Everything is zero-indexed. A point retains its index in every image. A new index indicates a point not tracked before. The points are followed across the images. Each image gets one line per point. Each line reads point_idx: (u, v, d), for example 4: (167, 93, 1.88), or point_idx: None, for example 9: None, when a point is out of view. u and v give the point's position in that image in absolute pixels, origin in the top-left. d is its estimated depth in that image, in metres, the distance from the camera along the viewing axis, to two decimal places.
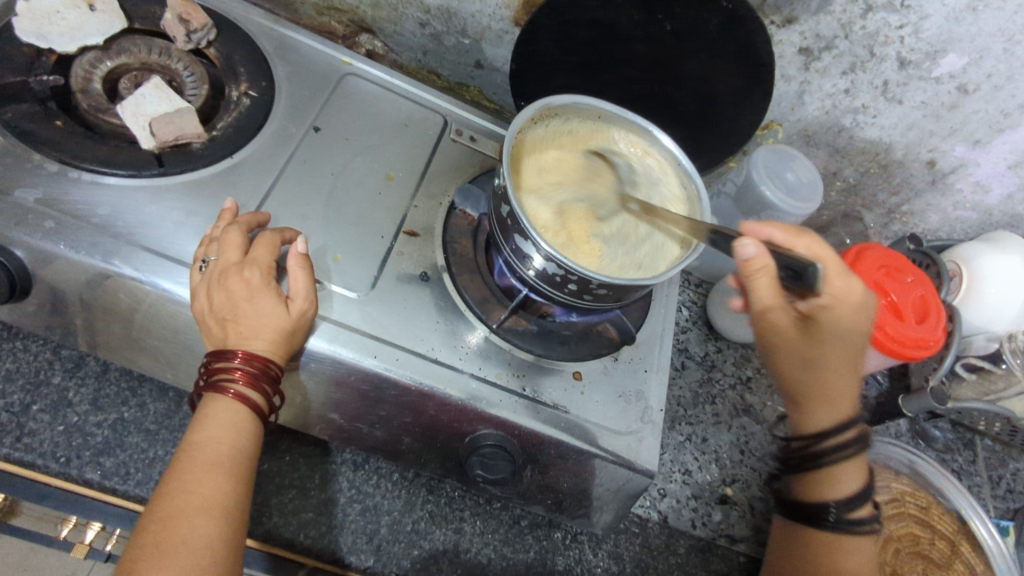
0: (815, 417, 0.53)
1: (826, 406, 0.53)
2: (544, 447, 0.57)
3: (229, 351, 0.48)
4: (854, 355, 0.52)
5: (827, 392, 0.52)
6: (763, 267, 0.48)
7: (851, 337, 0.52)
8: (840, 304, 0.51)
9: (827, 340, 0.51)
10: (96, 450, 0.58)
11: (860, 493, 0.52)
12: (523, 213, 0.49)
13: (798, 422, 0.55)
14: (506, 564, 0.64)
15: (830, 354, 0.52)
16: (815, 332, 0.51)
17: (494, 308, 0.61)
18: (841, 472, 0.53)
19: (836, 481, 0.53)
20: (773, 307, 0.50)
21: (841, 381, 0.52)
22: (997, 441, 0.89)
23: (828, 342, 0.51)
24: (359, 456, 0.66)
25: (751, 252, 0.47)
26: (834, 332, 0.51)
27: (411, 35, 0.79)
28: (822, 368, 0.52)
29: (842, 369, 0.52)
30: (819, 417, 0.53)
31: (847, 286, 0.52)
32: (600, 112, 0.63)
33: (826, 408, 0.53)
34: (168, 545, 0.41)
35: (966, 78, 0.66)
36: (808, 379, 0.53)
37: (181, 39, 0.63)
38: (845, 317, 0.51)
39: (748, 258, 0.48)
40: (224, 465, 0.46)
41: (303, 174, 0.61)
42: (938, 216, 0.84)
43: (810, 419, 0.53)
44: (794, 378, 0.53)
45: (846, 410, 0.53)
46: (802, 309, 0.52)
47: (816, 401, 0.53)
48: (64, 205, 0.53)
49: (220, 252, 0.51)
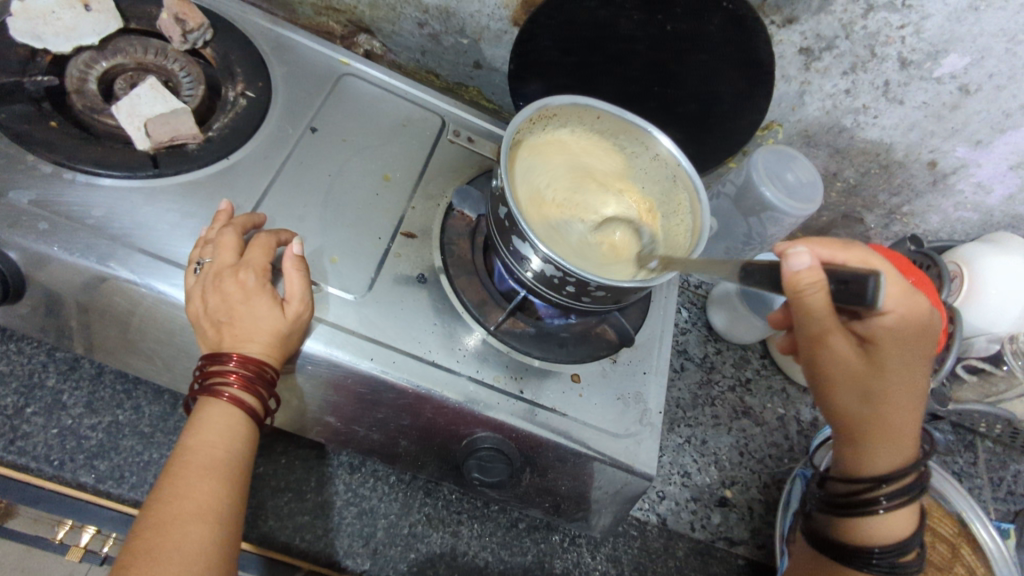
0: (874, 452, 0.51)
1: (883, 439, 0.50)
2: (542, 450, 0.56)
3: (224, 354, 0.48)
4: (911, 381, 0.49)
5: (884, 424, 0.50)
6: (815, 283, 0.42)
7: (913, 363, 0.48)
8: (903, 330, 0.47)
9: (888, 368, 0.48)
10: (91, 453, 0.58)
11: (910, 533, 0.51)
12: (520, 215, 0.48)
13: (853, 457, 0.52)
14: (503, 568, 0.63)
15: (891, 382, 0.48)
16: (876, 360, 0.48)
17: (491, 310, 0.60)
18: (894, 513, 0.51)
19: (887, 522, 0.51)
20: (833, 336, 0.46)
21: (901, 412, 0.50)
22: (998, 443, 0.89)
23: (889, 370, 0.48)
24: (355, 459, 0.65)
25: (803, 264, 0.42)
26: (897, 360, 0.48)
27: (409, 35, 0.78)
28: (884, 398, 0.49)
29: (904, 399, 0.49)
30: (878, 451, 0.51)
31: (912, 303, 0.47)
32: (600, 114, 0.62)
33: (883, 442, 0.50)
34: (162, 551, 0.41)
35: (967, 78, 0.65)
36: (867, 410, 0.50)
37: (177, 39, 0.63)
38: (911, 342, 0.47)
39: (797, 272, 0.42)
40: (219, 469, 0.46)
41: (300, 176, 0.61)
42: (939, 217, 0.84)
43: (868, 454, 0.51)
44: (853, 409, 0.50)
45: (905, 444, 0.51)
46: (861, 333, 0.48)
47: (874, 435, 0.50)
48: (58, 206, 0.52)
49: (215, 254, 0.51)
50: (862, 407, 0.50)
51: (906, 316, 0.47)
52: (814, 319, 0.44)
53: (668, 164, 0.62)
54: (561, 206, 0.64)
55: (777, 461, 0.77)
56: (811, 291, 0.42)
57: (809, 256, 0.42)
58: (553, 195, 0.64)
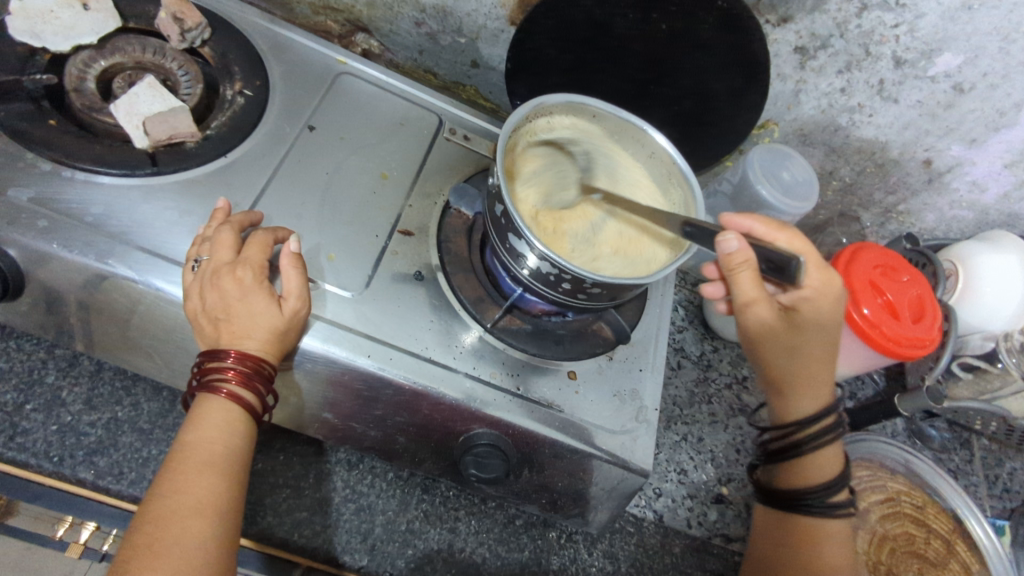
0: (793, 402, 0.60)
1: (802, 390, 0.59)
2: (539, 447, 0.57)
3: (222, 351, 0.48)
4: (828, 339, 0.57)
5: (805, 377, 0.58)
6: (744, 260, 0.48)
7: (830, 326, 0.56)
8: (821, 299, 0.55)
9: (811, 329, 0.56)
10: (90, 449, 0.58)
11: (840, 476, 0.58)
12: (516, 213, 0.48)
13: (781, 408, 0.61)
14: (500, 564, 0.64)
15: (812, 342, 0.57)
16: (799, 325, 0.56)
17: (488, 307, 0.60)
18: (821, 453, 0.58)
19: (817, 465, 0.59)
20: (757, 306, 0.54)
21: (819, 366, 0.58)
22: (994, 441, 0.89)
23: (807, 333, 0.56)
24: (353, 456, 0.66)
25: (734, 246, 0.47)
26: (813, 325, 0.56)
27: (407, 34, 0.79)
28: (804, 355, 0.57)
29: (822, 354, 0.57)
30: (797, 400, 0.59)
31: (830, 278, 0.55)
32: (595, 111, 0.63)
33: (804, 391, 0.59)
34: (160, 546, 0.41)
35: (961, 77, 0.66)
36: (790, 365, 0.58)
37: (175, 38, 0.63)
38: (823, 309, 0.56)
39: (728, 253, 0.48)
40: (217, 465, 0.46)
41: (297, 174, 0.61)
42: (934, 215, 0.84)
43: (789, 404, 0.60)
44: (777, 365, 0.59)
45: (822, 391, 0.59)
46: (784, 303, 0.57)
47: (792, 387, 0.59)
48: (57, 204, 0.53)
49: (213, 252, 0.51)
50: (783, 364, 0.58)
51: (818, 287, 0.55)
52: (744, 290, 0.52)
53: (664, 162, 0.63)
54: (633, 222, 0.64)
55: None
56: (741, 268, 0.49)
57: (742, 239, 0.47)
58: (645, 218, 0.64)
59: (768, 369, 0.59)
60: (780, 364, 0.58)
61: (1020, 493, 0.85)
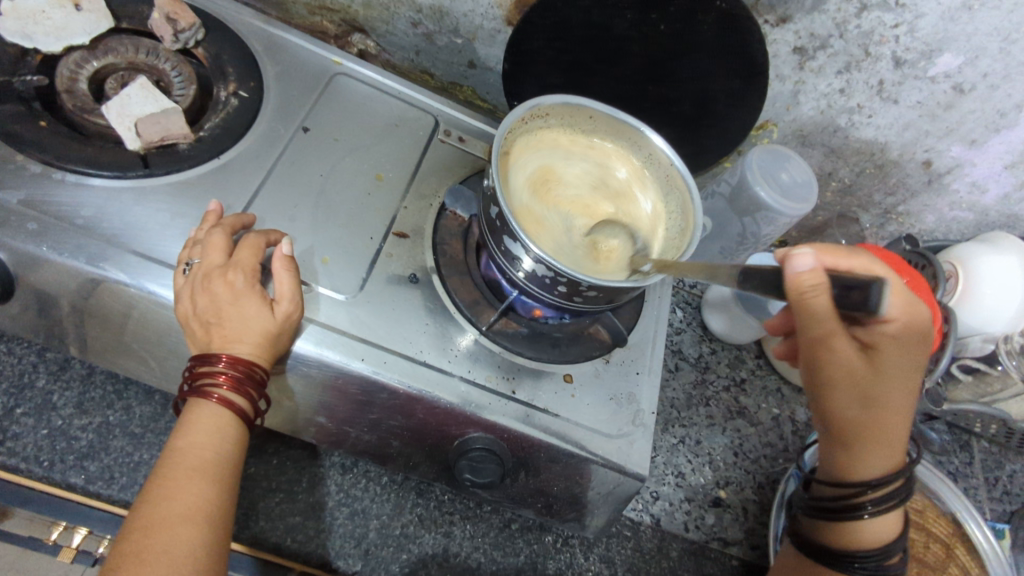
0: (859, 456, 0.50)
1: (872, 442, 0.49)
2: (535, 451, 0.56)
3: (213, 356, 0.48)
4: (905, 380, 0.46)
5: (878, 428, 0.48)
6: (819, 286, 0.40)
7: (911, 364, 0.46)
8: (906, 332, 0.45)
9: (891, 368, 0.46)
10: (81, 454, 0.58)
11: (892, 543, 0.51)
12: (511, 215, 0.48)
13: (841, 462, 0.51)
14: (496, 569, 0.63)
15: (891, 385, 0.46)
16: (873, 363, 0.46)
17: (484, 310, 0.60)
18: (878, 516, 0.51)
19: (868, 529, 0.52)
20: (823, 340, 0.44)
21: (895, 419, 0.48)
22: (994, 443, 0.88)
23: (888, 375, 0.46)
24: (347, 459, 0.65)
25: (806, 267, 0.40)
26: (891, 367, 0.46)
27: (403, 34, 0.78)
28: (879, 401, 0.47)
29: (898, 397, 0.47)
30: (863, 454, 0.50)
31: (913, 305, 0.44)
32: (591, 112, 0.62)
33: (873, 445, 0.49)
34: (149, 554, 0.40)
35: (961, 78, 0.65)
36: (862, 412, 0.48)
37: (167, 39, 0.62)
38: (905, 343, 0.45)
39: (799, 275, 0.41)
40: (207, 471, 0.45)
41: (292, 175, 0.61)
42: (934, 217, 0.84)
43: (859, 460, 0.50)
44: (846, 413, 0.48)
45: (895, 448, 0.50)
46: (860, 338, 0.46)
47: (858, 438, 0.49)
48: (47, 206, 0.52)
49: (204, 255, 0.51)
50: (851, 412, 0.48)
51: (903, 317, 0.45)
52: (816, 324, 0.42)
53: (661, 163, 0.62)
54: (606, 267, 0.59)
55: (771, 461, 0.77)
56: (817, 295, 0.40)
57: (814, 261, 0.41)
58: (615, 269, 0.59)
59: (834, 420, 0.49)
60: (850, 410, 0.48)
61: (1020, 496, 0.84)
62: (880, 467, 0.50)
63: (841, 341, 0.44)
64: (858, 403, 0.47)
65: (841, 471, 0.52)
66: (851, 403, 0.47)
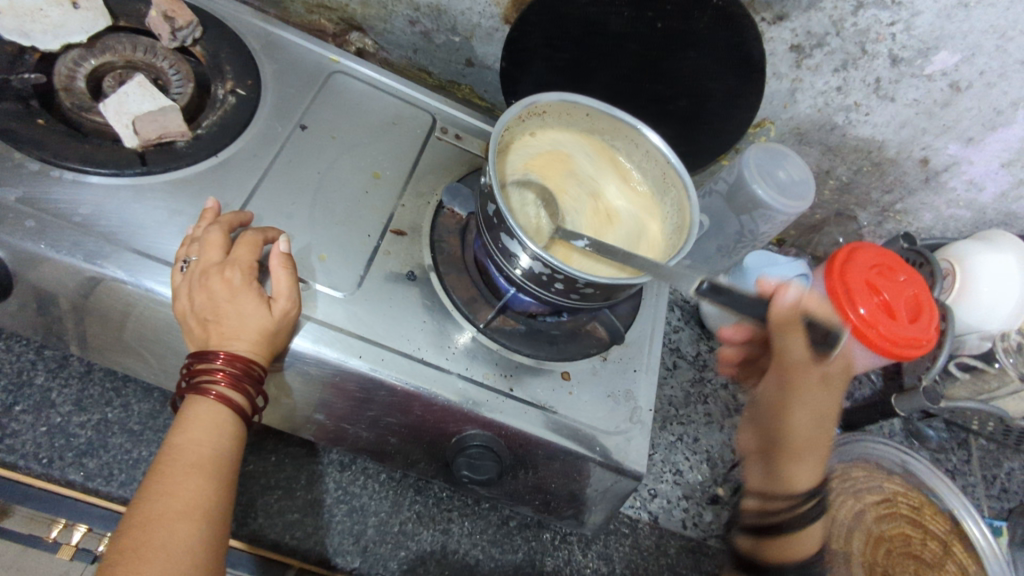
0: (793, 468, 0.54)
1: (813, 456, 0.54)
2: (532, 449, 0.56)
3: (211, 353, 0.48)
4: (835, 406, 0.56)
5: (818, 444, 0.54)
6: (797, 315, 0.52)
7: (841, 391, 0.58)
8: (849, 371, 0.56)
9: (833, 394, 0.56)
10: (80, 451, 0.58)
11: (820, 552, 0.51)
12: (508, 213, 0.48)
13: (787, 477, 0.53)
14: (494, 566, 0.63)
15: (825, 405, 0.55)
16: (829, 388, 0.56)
17: (481, 307, 0.60)
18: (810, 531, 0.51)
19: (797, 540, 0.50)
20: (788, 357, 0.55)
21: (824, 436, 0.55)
22: (991, 441, 0.89)
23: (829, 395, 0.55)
24: (346, 457, 0.65)
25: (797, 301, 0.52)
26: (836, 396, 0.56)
27: (401, 33, 0.78)
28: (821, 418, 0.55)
29: (831, 419, 0.55)
30: (796, 466, 0.54)
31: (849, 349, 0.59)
32: (588, 111, 0.62)
33: (806, 458, 0.54)
34: (147, 550, 0.41)
35: (958, 75, 0.65)
36: (811, 426, 0.54)
37: (165, 37, 0.63)
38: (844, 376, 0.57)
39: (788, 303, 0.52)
40: (205, 468, 0.46)
41: (289, 173, 0.61)
42: (932, 214, 0.84)
43: (798, 472, 0.53)
44: (794, 424, 0.55)
45: (819, 465, 0.54)
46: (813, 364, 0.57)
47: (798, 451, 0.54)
48: (45, 204, 0.52)
49: (201, 253, 0.51)
50: (801, 426, 0.54)
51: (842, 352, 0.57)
52: (793, 348, 0.53)
53: (657, 161, 0.62)
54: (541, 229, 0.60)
55: None
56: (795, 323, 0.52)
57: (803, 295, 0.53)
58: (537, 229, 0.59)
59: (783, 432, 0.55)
60: (800, 424, 0.54)
61: (1017, 493, 0.85)
62: (811, 479, 0.53)
63: (811, 367, 0.54)
64: (810, 418, 0.54)
65: (775, 484, 0.54)
66: (803, 417, 0.54)
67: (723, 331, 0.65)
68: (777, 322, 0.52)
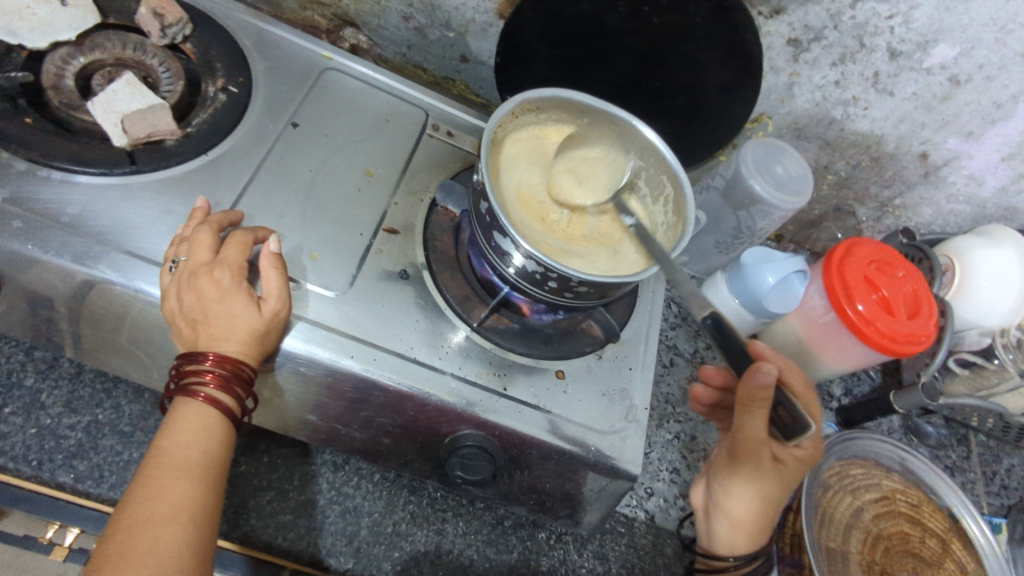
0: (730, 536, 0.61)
1: (753, 529, 0.61)
2: (526, 448, 0.56)
3: (200, 354, 0.48)
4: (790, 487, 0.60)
5: (760, 516, 0.60)
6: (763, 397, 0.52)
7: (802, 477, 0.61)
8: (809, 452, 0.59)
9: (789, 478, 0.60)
10: (70, 453, 0.58)
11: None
12: (501, 211, 0.48)
13: (725, 540, 0.62)
14: (489, 566, 0.63)
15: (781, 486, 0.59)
16: (785, 473, 0.59)
17: (475, 306, 0.60)
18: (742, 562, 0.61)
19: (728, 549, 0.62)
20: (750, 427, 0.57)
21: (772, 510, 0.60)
22: (991, 437, 0.88)
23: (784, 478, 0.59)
24: (339, 457, 0.65)
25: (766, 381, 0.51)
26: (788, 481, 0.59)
27: (395, 29, 0.78)
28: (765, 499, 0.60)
29: (780, 501, 0.60)
30: (723, 529, 0.62)
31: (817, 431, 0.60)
32: (582, 107, 0.61)
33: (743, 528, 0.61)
34: (134, 553, 0.40)
35: (957, 69, 0.65)
36: (749, 503, 0.60)
37: (155, 34, 0.62)
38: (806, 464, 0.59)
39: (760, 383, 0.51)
40: (192, 470, 0.45)
41: (281, 172, 0.60)
42: (931, 209, 0.83)
43: (734, 537, 0.61)
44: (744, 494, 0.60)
45: (757, 535, 0.61)
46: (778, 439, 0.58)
47: (738, 522, 0.60)
48: (32, 204, 0.52)
49: (190, 252, 0.50)
50: (744, 502, 0.60)
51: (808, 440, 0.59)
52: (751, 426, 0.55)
53: (654, 158, 0.61)
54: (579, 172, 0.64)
55: None
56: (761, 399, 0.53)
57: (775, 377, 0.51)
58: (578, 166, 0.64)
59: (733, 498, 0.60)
60: (741, 502, 0.60)
61: (1017, 490, 0.84)
62: (745, 546, 0.61)
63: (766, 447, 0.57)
64: (748, 498, 0.60)
65: (713, 545, 0.63)
66: (743, 497, 0.60)
67: (705, 370, 0.70)
68: (742, 399, 0.54)
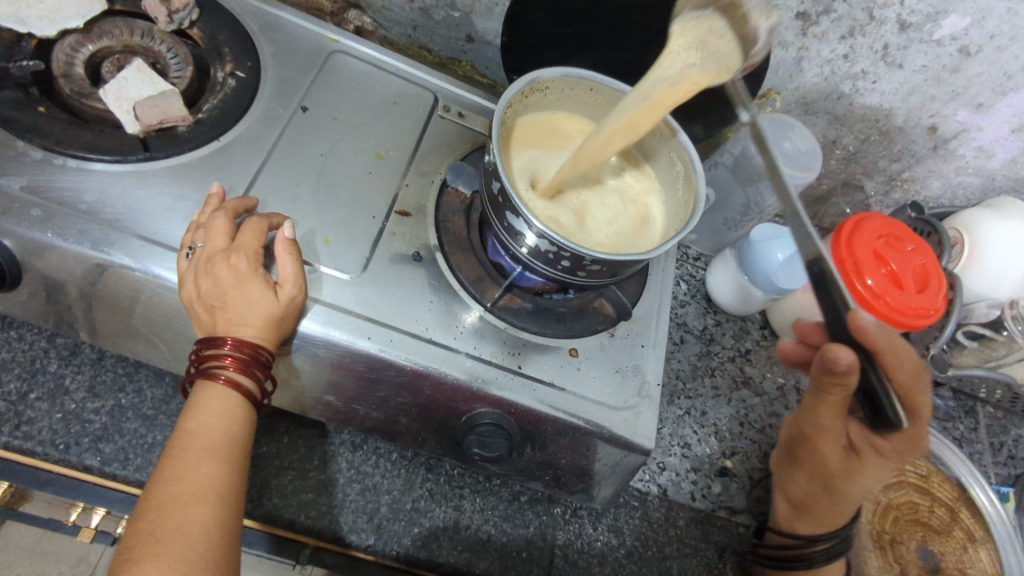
0: (801, 512, 0.62)
1: (822, 513, 0.60)
2: (541, 425, 0.57)
3: (220, 339, 0.49)
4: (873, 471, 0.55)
5: (824, 496, 0.59)
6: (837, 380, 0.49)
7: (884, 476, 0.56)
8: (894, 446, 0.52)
9: (868, 463, 0.55)
10: (96, 436, 0.59)
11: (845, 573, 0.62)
12: (513, 190, 0.48)
13: (785, 517, 0.63)
14: (506, 540, 0.64)
15: (862, 472, 0.56)
16: (866, 461, 0.55)
17: (489, 287, 0.60)
18: (810, 532, 0.60)
19: (795, 531, 0.62)
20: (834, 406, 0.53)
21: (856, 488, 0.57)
22: (1000, 408, 0.89)
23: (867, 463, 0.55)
24: (357, 437, 0.66)
25: (844, 359, 0.47)
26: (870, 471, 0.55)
27: (400, 9, 0.77)
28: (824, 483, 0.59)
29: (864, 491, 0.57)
30: (789, 506, 0.63)
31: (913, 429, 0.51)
32: (592, 86, 0.61)
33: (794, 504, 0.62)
34: (163, 532, 0.41)
35: (968, 40, 0.64)
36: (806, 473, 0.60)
37: (162, 20, 0.62)
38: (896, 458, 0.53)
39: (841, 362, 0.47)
40: (216, 451, 0.46)
41: (292, 157, 0.61)
42: (940, 182, 0.83)
43: (800, 517, 0.61)
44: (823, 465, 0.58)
45: (836, 517, 0.60)
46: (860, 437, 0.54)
47: (803, 494, 0.61)
48: (50, 192, 0.52)
49: (207, 239, 0.51)
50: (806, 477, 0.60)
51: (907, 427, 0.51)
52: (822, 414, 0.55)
53: (664, 138, 0.62)
54: (602, 205, 0.65)
55: (777, 429, 0.77)
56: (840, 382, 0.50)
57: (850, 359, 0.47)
58: (613, 211, 0.65)
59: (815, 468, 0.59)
60: (806, 475, 0.60)
61: None
62: (808, 529, 0.61)
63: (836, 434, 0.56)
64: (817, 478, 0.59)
65: (782, 521, 0.63)
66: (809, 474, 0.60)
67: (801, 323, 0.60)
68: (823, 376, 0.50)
